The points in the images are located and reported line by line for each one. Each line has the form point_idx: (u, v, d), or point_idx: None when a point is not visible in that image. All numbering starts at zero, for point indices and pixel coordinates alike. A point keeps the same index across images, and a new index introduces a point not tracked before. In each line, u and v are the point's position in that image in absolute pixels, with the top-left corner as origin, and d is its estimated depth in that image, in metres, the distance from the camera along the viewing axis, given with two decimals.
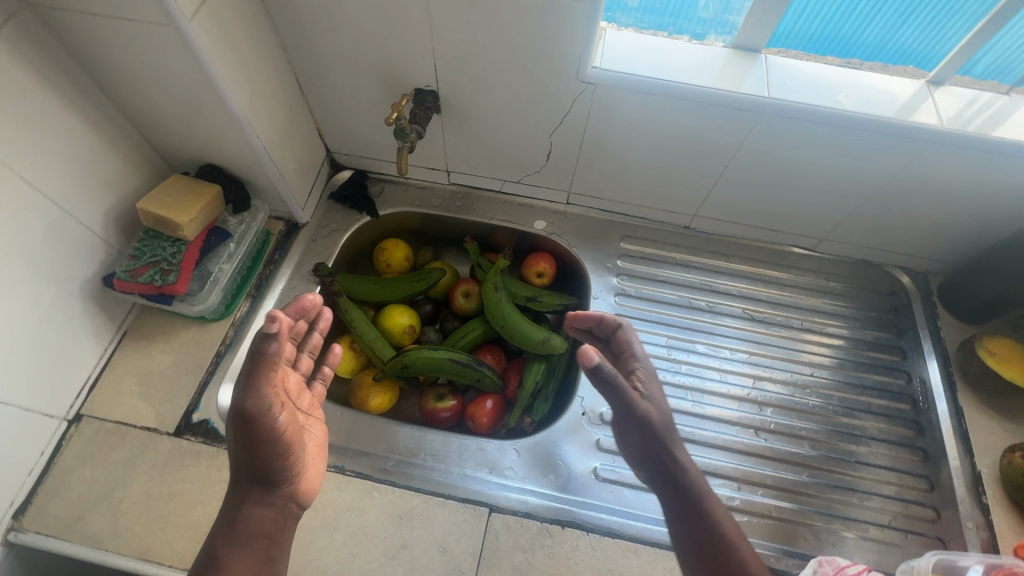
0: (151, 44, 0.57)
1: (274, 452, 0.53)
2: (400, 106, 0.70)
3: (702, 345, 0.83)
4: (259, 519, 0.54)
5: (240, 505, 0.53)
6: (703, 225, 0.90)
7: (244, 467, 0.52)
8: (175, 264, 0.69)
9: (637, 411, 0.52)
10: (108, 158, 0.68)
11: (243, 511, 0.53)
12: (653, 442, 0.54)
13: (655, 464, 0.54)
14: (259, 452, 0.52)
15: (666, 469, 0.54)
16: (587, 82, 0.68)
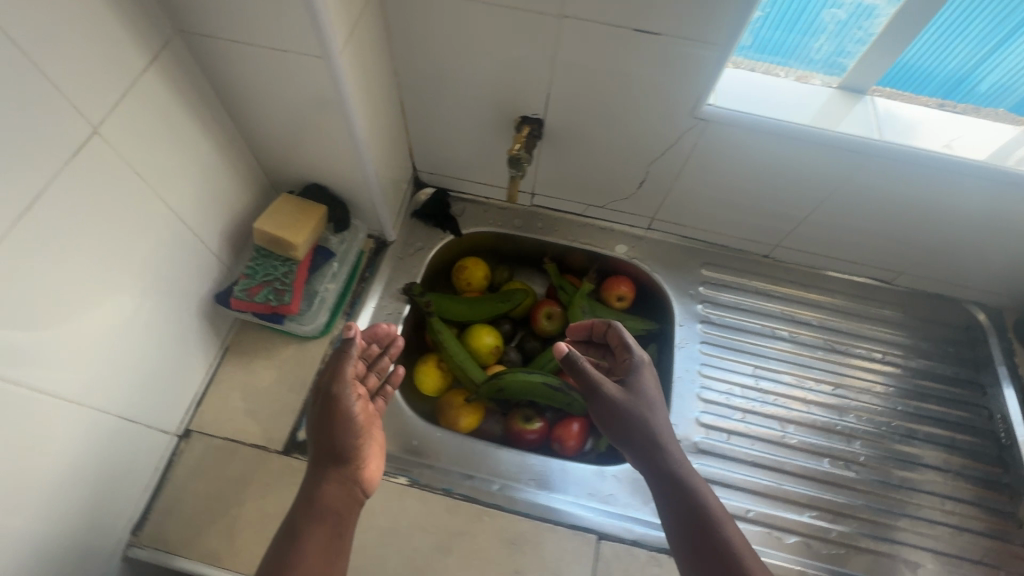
0: (296, 74, 0.58)
1: (343, 433, 0.61)
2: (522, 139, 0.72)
3: (786, 375, 0.85)
4: (329, 499, 0.59)
5: (313, 482, 0.59)
6: (783, 255, 0.92)
7: (320, 448, 0.60)
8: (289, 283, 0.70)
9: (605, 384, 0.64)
10: (225, 178, 0.69)
11: (316, 488, 0.59)
12: (634, 427, 0.63)
13: (636, 447, 0.63)
14: (331, 431, 0.61)
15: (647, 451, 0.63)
16: (700, 119, 0.69)
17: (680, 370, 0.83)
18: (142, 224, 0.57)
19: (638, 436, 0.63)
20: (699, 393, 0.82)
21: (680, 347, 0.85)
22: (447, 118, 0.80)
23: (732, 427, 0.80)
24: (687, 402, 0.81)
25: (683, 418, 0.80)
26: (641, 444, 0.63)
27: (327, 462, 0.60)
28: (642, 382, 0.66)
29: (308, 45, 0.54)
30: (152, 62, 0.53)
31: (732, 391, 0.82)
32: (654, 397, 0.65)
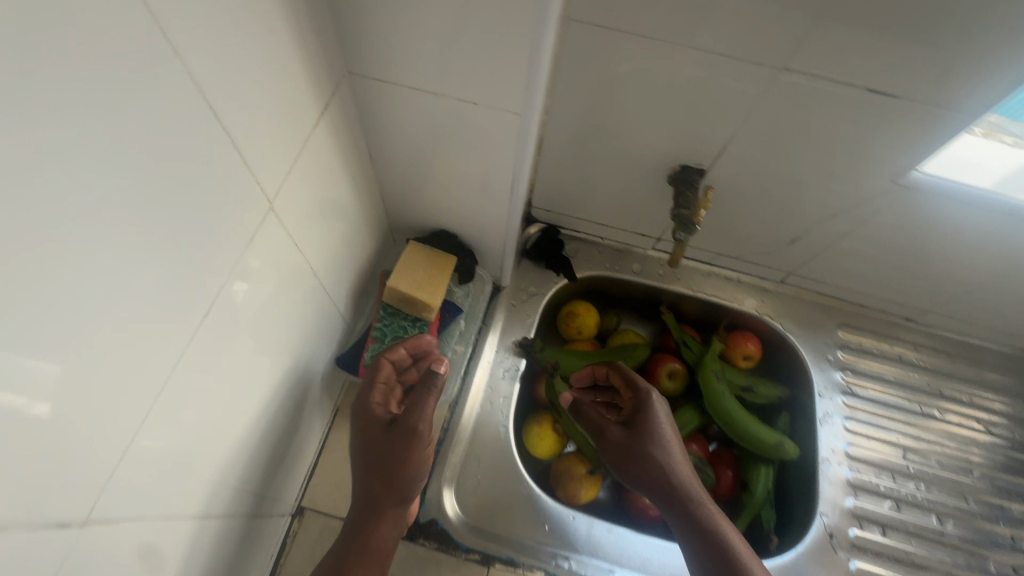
0: (475, 125, 0.49)
1: (404, 482, 0.55)
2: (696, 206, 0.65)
3: (939, 459, 0.76)
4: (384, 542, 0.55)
5: (367, 524, 0.55)
6: (932, 321, 0.83)
7: (376, 491, 0.55)
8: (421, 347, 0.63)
9: (598, 429, 0.62)
10: (357, 226, 0.60)
11: (373, 533, 0.55)
12: (658, 480, 0.59)
13: (662, 500, 0.59)
14: (391, 478, 0.54)
15: (674, 506, 0.58)
16: (902, 186, 0.61)
17: (824, 450, 0.75)
18: (290, 295, 0.49)
19: (659, 489, 0.59)
20: (847, 477, 0.73)
21: (822, 420, 0.77)
22: (590, 156, 0.71)
23: (887, 519, 0.71)
24: (834, 486, 0.73)
25: (833, 505, 0.72)
26: (666, 498, 0.59)
27: (383, 507, 0.55)
28: (655, 428, 0.60)
29: (505, 99, 0.45)
30: (321, 110, 0.44)
31: (886, 483, 0.74)
32: (656, 431, 0.60)
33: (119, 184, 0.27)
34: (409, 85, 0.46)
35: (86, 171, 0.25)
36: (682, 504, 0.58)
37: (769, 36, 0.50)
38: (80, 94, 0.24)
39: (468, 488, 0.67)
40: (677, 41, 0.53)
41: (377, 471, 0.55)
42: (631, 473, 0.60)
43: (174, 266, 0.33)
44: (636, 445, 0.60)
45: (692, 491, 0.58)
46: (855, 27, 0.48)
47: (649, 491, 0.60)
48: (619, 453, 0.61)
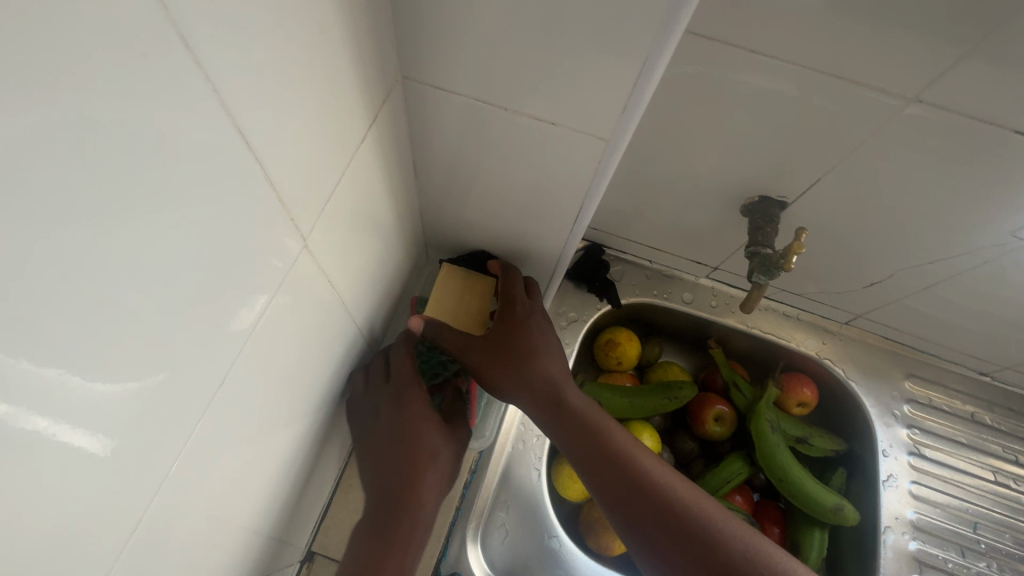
0: (545, 147, 0.42)
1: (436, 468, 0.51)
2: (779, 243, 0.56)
3: (1011, 535, 0.69)
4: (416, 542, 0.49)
5: (401, 524, 0.48)
6: (1011, 378, 0.75)
7: (411, 482, 0.49)
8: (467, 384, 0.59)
9: (499, 380, 0.53)
10: (392, 246, 0.53)
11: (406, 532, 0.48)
12: (584, 430, 0.50)
13: (589, 461, 0.49)
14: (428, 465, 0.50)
15: (602, 464, 0.48)
16: (1019, 239, 0.54)
17: (887, 517, 0.68)
18: (318, 333, 0.42)
19: (587, 442, 0.49)
20: (912, 550, 0.66)
21: (886, 483, 0.70)
22: (654, 177, 0.64)
23: None
24: (897, 559, 0.66)
25: None
26: (593, 454, 0.49)
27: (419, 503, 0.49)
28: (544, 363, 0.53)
29: (588, 121, 0.37)
30: (369, 122, 0.37)
31: (954, 559, 0.67)
32: (551, 377, 0.52)
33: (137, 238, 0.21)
34: (475, 97, 0.39)
35: (94, 224, 0.19)
36: (613, 459, 0.48)
37: (900, 62, 0.42)
38: (77, 132, 0.17)
39: (495, 539, 0.61)
40: (785, 59, 0.45)
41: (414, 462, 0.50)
42: (545, 423, 0.52)
43: (197, 324, 0.27)
44: (540, 392, 0.52)
45: (623, 442, 0.49)
46: (1012, 59, 0.40)
47: (576, 447, 0.50)
48: (530, 402, 0.52)
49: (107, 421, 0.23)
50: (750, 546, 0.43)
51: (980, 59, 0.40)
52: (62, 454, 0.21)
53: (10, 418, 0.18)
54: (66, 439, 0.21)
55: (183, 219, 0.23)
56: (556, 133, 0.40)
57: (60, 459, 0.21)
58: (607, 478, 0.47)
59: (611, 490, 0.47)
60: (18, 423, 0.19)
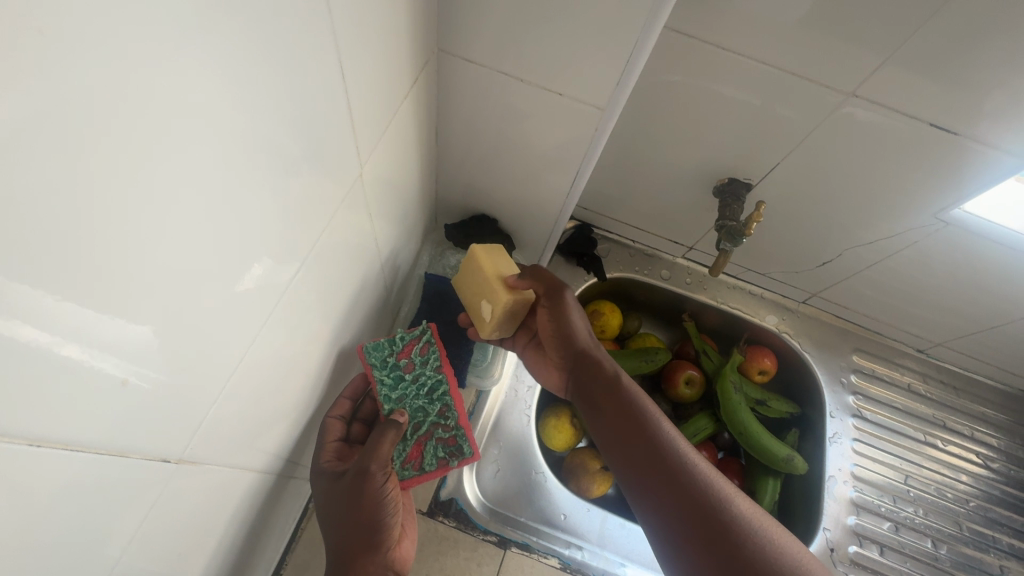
0: (552, 116, 0.50)
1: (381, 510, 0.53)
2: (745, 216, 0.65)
3: (937, 487, 0.79)
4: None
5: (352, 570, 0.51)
6: (943, 354, 0.86)
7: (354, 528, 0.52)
8: (452, 424, 0.62)
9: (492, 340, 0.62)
10: (413, 204, 0.61)
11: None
12: (611, 402, 0.53)
13: (610, 431, 0.51)
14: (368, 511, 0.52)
15: (623, 431, 0.50)
16: (941, 221, 0.64)
17: (832, 468, 0.77)
18: (355, 264, 0.50)
19: (614, 414, 0.52)
20: (852, 496, 0.76)
21: (832, 439, 0.80)
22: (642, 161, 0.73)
23: (886, 541, 0.73)
24: (838, 503, 0.75)
25: (836, 522, 0.73)
26: (613, 424, 0.51)
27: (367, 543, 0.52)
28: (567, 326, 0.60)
29: (592, 94, 0.46)
30: (412, 84, 0.45)
31: (888, 505, 0.76)
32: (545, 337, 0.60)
33: (271, 144, 0.28)
34: (501, 71, 0.47)
35: (269, 123, 0.26)
36: (631, 427, 0.50)
37: (845, 63, 0.52)
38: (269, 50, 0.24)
39: (487, 472, 0.68)
40: (754, 58, 0.54)
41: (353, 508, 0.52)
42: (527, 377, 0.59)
43: (285, 229, 0.33)
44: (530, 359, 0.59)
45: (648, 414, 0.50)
46: (931, 63, 0.49)
47: (606, 418, 0.53)
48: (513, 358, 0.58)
49: (128, 359, 0.23)
50: (753, 517, 0.41)
51: (906, 64, 0.50)
52: (88, 388, 0.21)
53: (58, 341, 0.19)
54: (91, 367, 0.21)
55: (303, 133, 0.30)
56: (564, 104, 0.48)
57: (87, 385, 0.21)
58: (624, 445, 0.49)
59: (627, 455, 0.48)
60: (52, 348, 0.19)
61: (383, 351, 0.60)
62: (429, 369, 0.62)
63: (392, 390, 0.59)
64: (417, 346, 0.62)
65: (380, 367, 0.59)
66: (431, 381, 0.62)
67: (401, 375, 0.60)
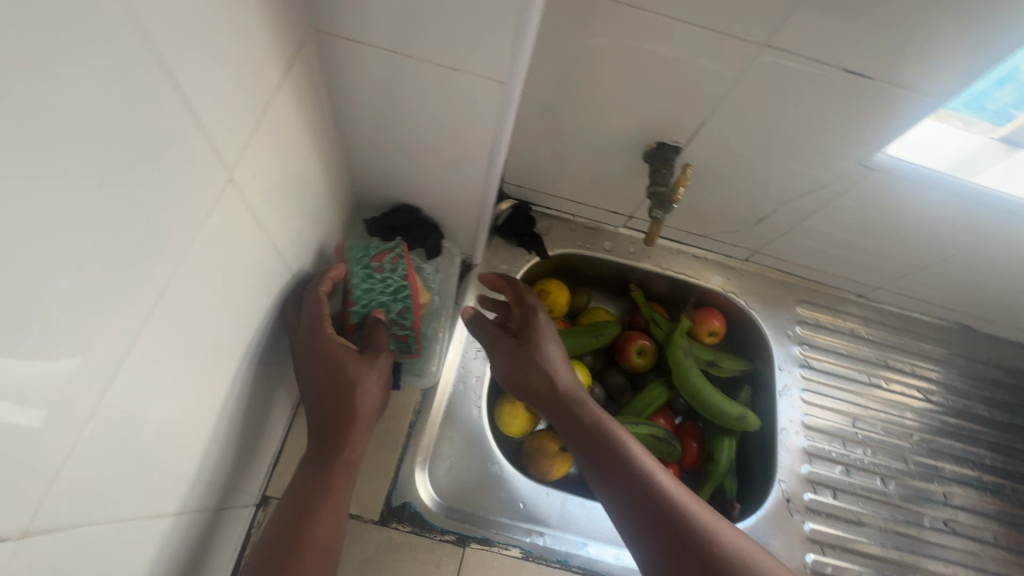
0: (452, 94, 0.46)
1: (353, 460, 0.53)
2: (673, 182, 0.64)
3: (883, 425, 0.82)
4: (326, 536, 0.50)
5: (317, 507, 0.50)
6: (881, 297, 0.88)
7: (333, 467, 0.52)
8: (409, 323, 0.56)
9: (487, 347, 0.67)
10: (323, 201, 0.57)
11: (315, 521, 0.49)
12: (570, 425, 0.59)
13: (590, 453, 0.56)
14: (346, 457, 0.52)
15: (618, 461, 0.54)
16: (868, 168, 0.63)
17: (784, 420, 0.79)
18: (256, 276, 0.45)
19: (591, 438, 0.56)
20: (805, 445, 0.77)
21: (782, 392, 0.81)
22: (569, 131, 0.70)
23: (838, 484, 0.75)
24: (792, 454, 0.76)
25: (790, 473, 0.75)
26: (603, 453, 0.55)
27: (335, 491, 0.51)
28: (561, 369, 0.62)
29: (489, 67, 0.43)
30: (286, 71, 0.40)
31: (838, 449, 0.78)
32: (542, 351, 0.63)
33: (70, 162, 0.23)
34: (390, 50, 0.43)
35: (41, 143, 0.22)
36: (602, 448, 0.56)
37: (755, 14, 0.50)
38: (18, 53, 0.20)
39: (441, 469, 0.66)
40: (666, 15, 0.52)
41: (334, 454, 0.52)
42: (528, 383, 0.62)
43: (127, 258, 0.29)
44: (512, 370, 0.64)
45: (630, 450, 0.55)
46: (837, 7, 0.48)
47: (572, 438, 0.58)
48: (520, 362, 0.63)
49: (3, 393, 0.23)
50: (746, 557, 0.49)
51: (813, 10, 0.48)
52: None
53: None
54: None
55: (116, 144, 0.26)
56: (464, 81, 0.44)
57: None
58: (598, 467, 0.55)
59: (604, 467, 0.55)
60: None
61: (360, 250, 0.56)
62: (396, 277, 0.57)
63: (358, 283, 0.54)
64: (389, 255, 0.57)
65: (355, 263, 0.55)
66: (396, 283, 0.56)
67: (370, 274, 0.56)
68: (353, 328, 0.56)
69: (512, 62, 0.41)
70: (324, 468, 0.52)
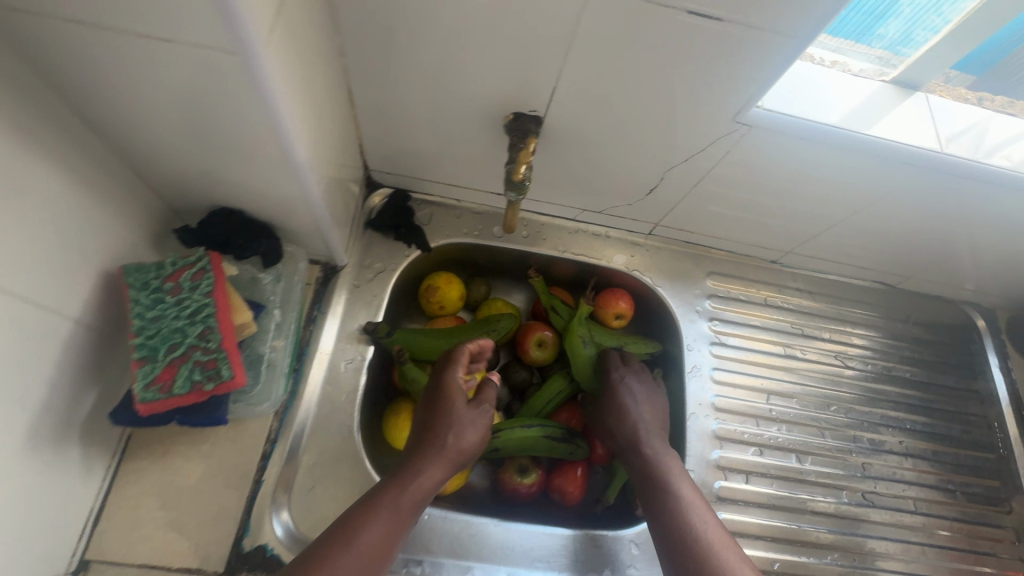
0: (191, 69, 0.37)
1: (382, 518, 0.49)
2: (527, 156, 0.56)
3: (800, 398, 0.77)
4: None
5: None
6: (794, 261, 0.82)
7: (340, 541, 0.47)
8: (216, 346, 0.47)
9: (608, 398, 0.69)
10: (96, 210, 0.47)
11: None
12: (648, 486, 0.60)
13: (656, 516, 0.58)
14: (373, 515, 0.49)
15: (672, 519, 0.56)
16: (742, 124, 0.57)
17: (692, 404, 0.73)
18: None
19: (661, 501, 0.58)
20: (715, 428, 0.72)
21: (691, 374, 0.75)
22: (419, 106, 0.62)
23: (751, 467, 0.71)
24: (702, 440, 0.71)
25: (700, 461, 0.70)
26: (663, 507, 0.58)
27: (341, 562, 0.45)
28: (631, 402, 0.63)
29: (208, 36, 0.34)
30: None
31: (752, 430, 0.73)
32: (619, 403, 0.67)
33: None
34: (88, 24, 0.34)
35: None
36: (663, 509, 0.58)
37: None
38: None
39: (301, 502, 0.59)
40: None
41: (354, 522, 0.48)
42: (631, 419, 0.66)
43: None
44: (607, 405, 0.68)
45: (682, 494, 0.59)
46: None
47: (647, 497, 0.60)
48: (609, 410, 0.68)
49: None
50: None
51: None
52: None
53: None
54: None
55: None
56: (191, 55, 0.36)
57: None
58: (661, 528, 0.57)
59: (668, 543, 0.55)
60: None
61: (149, 274, 0.48)
62: (197, 293, 0.48)
63: (146, 312, 0.46)
64: (190, 271, 0.49)
65: (140, 290, 0.47)
66: (196, 305, 0.48)
67: (160, 300, 0.47)
68: (149, 357, 0.45)
69: (226, 24, 0.33)
70: (336, 538, 0.47)
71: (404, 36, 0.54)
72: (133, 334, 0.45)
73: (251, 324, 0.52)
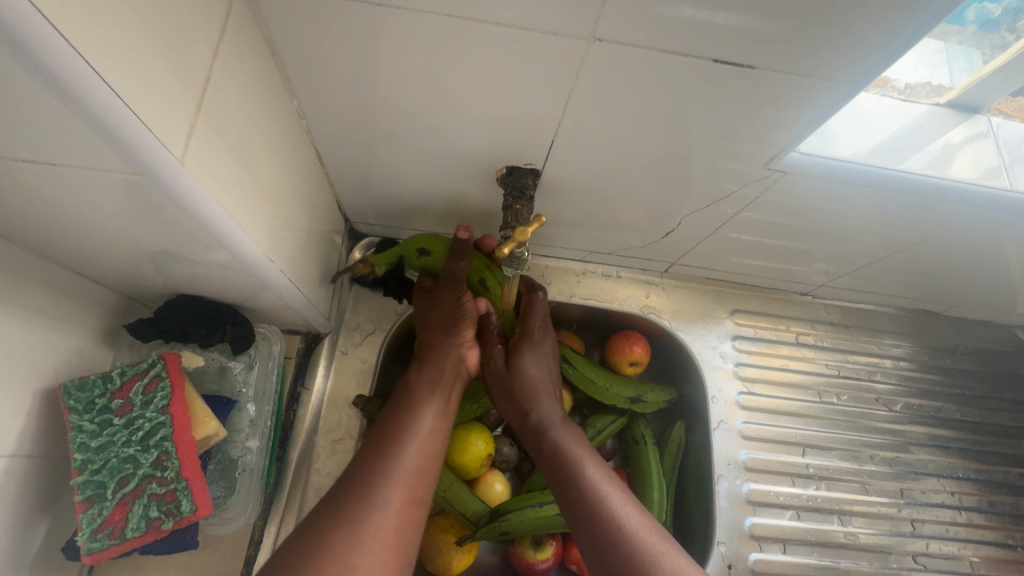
0: (104, 181, 0.30)
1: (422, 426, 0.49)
2: (521, 245, 0.44)
3: (839, 451, 0.70)
4: (372, 556, 0.39)
5: (355, 501, 0.41)
6: (827, 293, 0.75)
7: (387, 451, 0.45)
8: (174, 476, 0.42)
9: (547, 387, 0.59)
10: (28, 325, 0.41)
11: (374, 509, 0.41)
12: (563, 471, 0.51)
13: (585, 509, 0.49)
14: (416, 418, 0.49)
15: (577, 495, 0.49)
16: (773, 166, 0.50)
17: (720, 465, 0.66)
18: None
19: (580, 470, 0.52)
20: (747, 491, 0.66)
21: (718, 426, 0.68)
22: (399, 156, 0.55)
23: (788, 533, 0.65)
24: (732, 505, 0.65)
25: (731, 531, 0.64)
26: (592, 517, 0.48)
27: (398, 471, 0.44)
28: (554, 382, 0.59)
29: (104, 158, 0.28)
30: None
31: (787, 490, 0.67)
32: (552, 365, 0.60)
33: None
34: None
35: None
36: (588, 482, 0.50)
37: None
38: None
39: None
40: (455, 15, 0.39)
41: (397, 429, 0.48)
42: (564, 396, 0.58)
43: None
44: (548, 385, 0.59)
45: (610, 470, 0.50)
46: None
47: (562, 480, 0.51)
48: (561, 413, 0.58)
49: None
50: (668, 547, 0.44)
51: None
52: None
53: None
54: None
55: None
56: (92, 176, 0.30)
57: None
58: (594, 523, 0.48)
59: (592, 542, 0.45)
60: None
61: (93, 390, 0.41)
62: (151, 411, 0.42)
63: (91, 441, 0.40)
64: (142, 381, 0.42)
65: (83, 413, 0.40)
66: (149, 428, 0.42)
67: (108, 427, 0.40)
68: (92, 498, 0.39)
69: (111, 144, 0.26)
70: (382, 450, 0.45)
71: (374, 90, 0.46)
72: (75, 471, 0.39)
73: (218, 433, 0.45)
